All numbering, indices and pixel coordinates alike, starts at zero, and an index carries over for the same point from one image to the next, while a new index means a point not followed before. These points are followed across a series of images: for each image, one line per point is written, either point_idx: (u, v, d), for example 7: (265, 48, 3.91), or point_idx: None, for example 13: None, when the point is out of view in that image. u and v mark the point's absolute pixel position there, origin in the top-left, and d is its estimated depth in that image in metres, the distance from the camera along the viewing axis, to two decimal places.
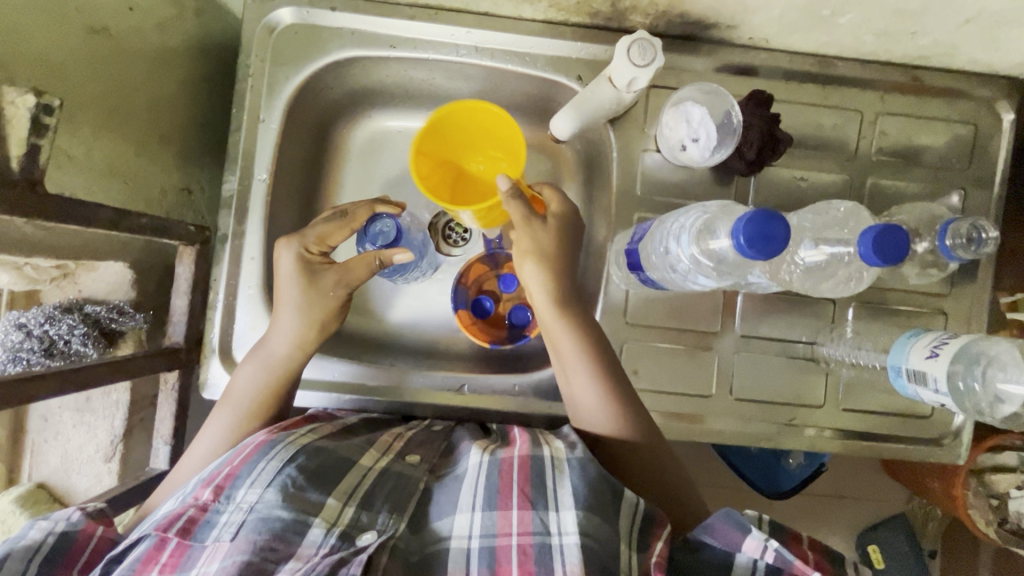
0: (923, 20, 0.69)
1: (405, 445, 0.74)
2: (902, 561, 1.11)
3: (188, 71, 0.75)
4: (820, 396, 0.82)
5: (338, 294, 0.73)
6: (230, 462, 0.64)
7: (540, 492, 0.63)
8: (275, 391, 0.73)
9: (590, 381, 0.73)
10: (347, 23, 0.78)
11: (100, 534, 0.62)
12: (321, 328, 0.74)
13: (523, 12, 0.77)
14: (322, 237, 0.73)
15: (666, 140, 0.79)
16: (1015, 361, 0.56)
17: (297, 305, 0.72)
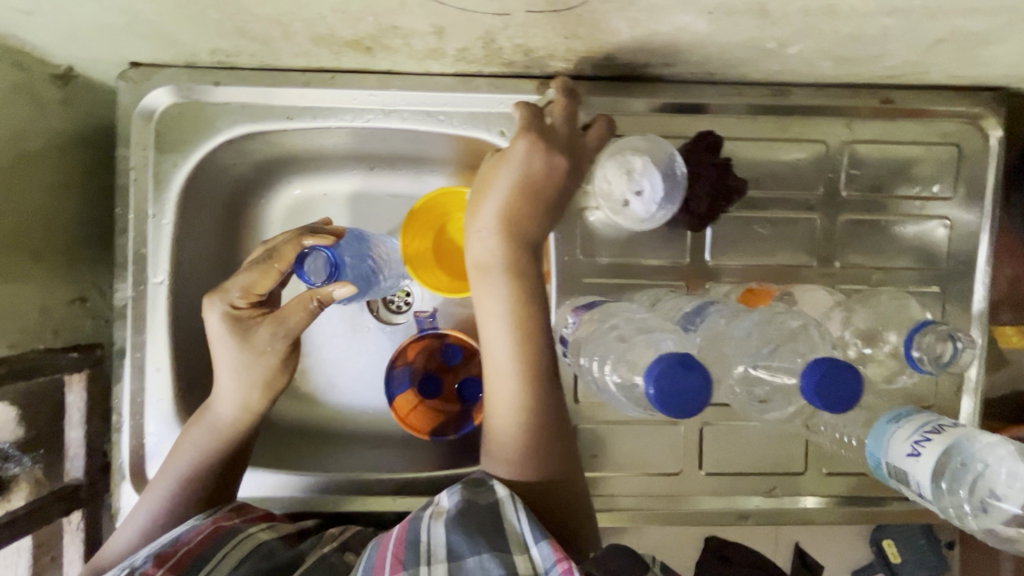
0: (887, 43, 0.59)
1: (351, 537, 0.65)
2: (921, 557, 0.82)
3: (57, 171, 0.67)
4: (801, 461, 0.74)
5: (279, 347, 0.66)
6: (191, 541, 0.59)
7: (412, 550, 0.53)
8: (221, 462, 0.67)
9: (516, 393, 0.62)
10: (234, 96, 0.69)
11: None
12: (268, 392, 0.68)
13: (429, 67, 0.67)
14: (250, 288, 0.65)
15: (607, 196, 0.69)
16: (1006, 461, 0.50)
17: (235, 368, 0.66)
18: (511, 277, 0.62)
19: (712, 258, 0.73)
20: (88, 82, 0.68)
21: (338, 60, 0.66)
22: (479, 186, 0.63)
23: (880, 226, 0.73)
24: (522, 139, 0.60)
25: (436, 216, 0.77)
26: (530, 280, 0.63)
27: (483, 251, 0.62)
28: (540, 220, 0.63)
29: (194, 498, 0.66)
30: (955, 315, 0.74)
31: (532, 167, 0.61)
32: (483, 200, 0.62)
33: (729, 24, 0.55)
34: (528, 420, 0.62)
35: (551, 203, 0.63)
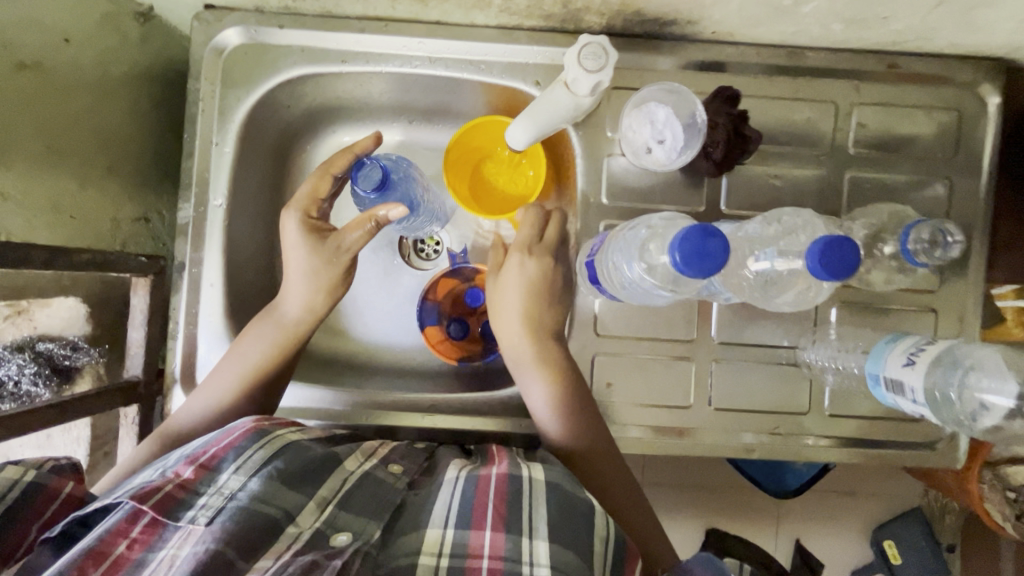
0: (892, 4, 0.65)
1: (388, 453, 0.70)
2: (920, 556, 1.01)
3: (136, 98, 0.74)
4: (805, 402, 0.79)
5: (341, 261, 0.73)
6: (216, 445, 0.61)
7: (517, 517, 0.59)
8: (279, 358, 0.73)
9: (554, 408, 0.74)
10: (296, 40, 0.76)
11: (70, 489, 0.56)
12: (328, 296, 0.74)
13: (474, 19, 0.74)
14: (315, 193, 0.73)
15: (630, 143, 0.76)
16: (998, 367, 0.53)
17: (304, 270, 0.73)
18: (529, 327, 0.76)
19: (727, 207, 0.78)
20: (165, 22, 0.75)
21: (393, 7, 0.73)
22: (494, 302, 0.80)
23: (885, 184, 0.79)
24: (519, 250, 0.78)
25: (469, 154, 0.84)
26: (549, 327, 0.77)
27: (512, 341, 0.77)
28: (551, 296, 0.78)
29: (255, 378, 0.72)
30: (955, 272, 0.79)
31: (535, 259, 0.78)
32: (497, 303, 0.79)
33: None
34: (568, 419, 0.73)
35: (561, 286, 0.78)
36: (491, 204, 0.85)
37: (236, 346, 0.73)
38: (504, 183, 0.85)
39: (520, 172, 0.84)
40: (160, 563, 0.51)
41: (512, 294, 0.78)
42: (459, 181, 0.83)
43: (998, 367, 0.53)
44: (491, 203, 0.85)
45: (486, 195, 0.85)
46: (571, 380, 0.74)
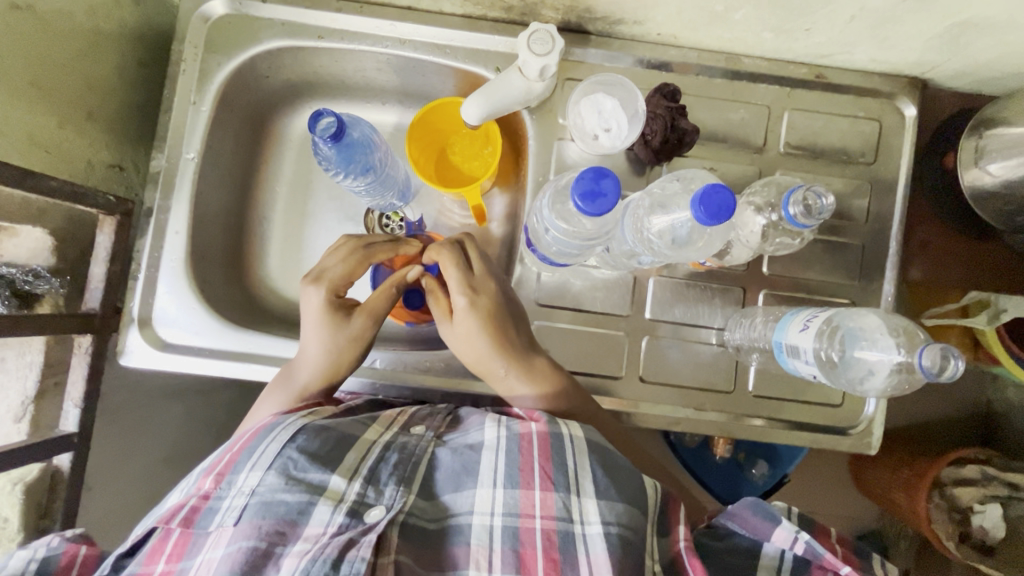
0: (811, 16, 0.73)
1: (407, 418, 0.71)
2: None
3: (122, 54, 0.79)
4: (730, 381, 0.83)
5: (367, 333, 0.77)
6: (228, 451, 0.62)
7: (561, 475, 0.60)
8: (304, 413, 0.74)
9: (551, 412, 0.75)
10: (278, 14, 0.83)
11: (84, 552, 0.63)
12: (354, 356, 0.77)
13: (442, 6, 0.81)
14: (350, 273, 0.77)
15: (579, 129, 0.82)
16: (878, 329, 0.60)
17: (324, 347, 0.75)
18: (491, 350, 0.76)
19: None
20: None
21: None
22: (459, 346, 0.79)
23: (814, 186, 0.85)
24: (461, 291, 0.76)
25: (434, 136, 0.90)
26: (507, 337, 0.76)
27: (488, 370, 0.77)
28: (504, 319, 0.77)
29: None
30: (876, 270, 0.85)
31: (476, 304, 0.76)
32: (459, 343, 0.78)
33: None
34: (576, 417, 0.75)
35: (506, 301, 0.78)
36: (449, 182, 0.91)
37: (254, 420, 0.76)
38: (460, 163, 0.92)
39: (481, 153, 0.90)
40: (199, 569, 0.55)
41: (466, 332, 0.77)
42: (420, 159, 0.88)
43: (883, 333, 0.59)
44: (449, 181, 0.91)
45: (443, 173, 0.91)
46: (554, 382, 0.76)
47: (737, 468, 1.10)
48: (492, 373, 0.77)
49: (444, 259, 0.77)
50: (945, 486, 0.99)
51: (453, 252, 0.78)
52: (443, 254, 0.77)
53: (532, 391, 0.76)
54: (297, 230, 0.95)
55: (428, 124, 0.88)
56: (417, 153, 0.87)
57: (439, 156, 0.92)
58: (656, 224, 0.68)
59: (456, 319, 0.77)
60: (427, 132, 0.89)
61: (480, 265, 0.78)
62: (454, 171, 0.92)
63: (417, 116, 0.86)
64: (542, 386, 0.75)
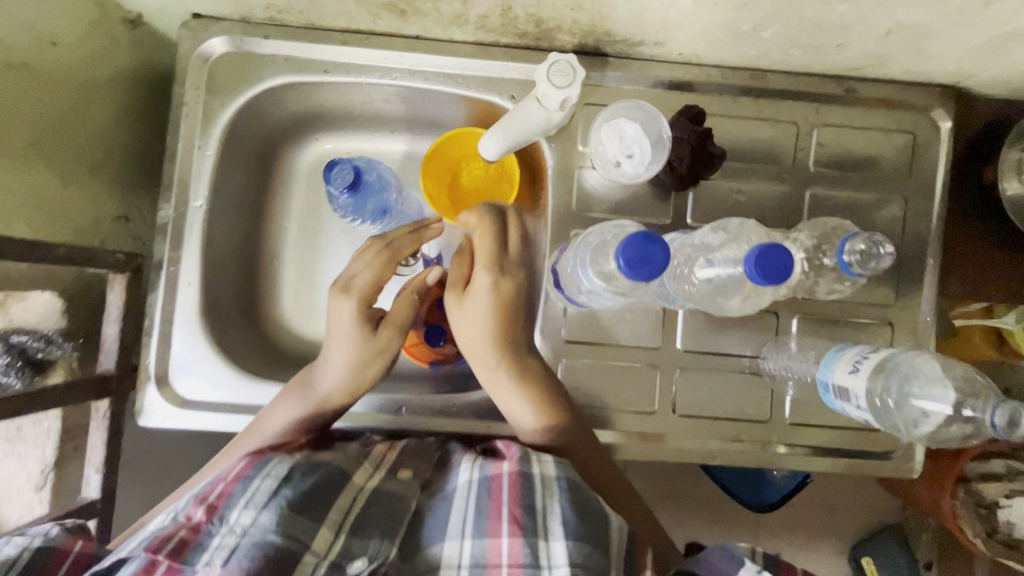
0: (846, 33, 0.69)
1: (397, 457, 0.71)
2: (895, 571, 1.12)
3: (121, 101, 0.76)
4: (767, 410, 0.81)
5: (393, 345, 0.77)
6: (223, 480, 0.62)
7: (529, 517, 0.59)
8: (310, 426, 0.75)
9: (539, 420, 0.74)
10: (280, 50, 0.79)
11: (80, 548, 0.60)
12: (377, 368, 0.77)
13: (452, 34, 0.78)
14: (378, 279, 0.76)
15: (601, 156, 0.78)
16: (937, 378, 0.57)
17: (348, 357, 0.75)
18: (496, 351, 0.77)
19: (692, 219, 0.81)
20: (154, 28, 0.78)
21: (374, 21, 0.76)
22: (466, 339, 0.78)
23: (846, 203, 0.82)
24: (483, 270, 0.77)
25: (446, 166, 0.87)
26: (516, 342, 0.77)
27: (487, 376, 0.77)
28: (516, 316, 0.78)
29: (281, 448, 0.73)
30: (911, 286, 0.82)
31: (499, 291, 0.77)
32: (464, 327, 0.78)
33: (708, 3, 0.65)
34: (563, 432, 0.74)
35: (524, 300, 0.79)
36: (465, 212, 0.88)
37: (263, 416, 0.74)
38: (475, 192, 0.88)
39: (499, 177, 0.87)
40: None
41: (481, 318, 0.77)
42: (434, 189, 0.85)
43: (941, 384, 0.56)
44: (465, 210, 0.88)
45: (459, 203, 0.88)
46: (553, 393, 0.75)
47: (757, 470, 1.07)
48: (491, 375, 0.77)
49: (483, 226, 0.77)
50: None
51: (491, 225, 0.77)
52: (482, 217, 0.77)
53: (526, 400, 0.74)
54: (311, 267, 0.92)
55: (442, 153, 0.85)
56: (430, 183, 0.85)
57: (454, 185, 0.88)
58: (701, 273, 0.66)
59: (476, 299, 0.77)
60: (441, 161, 0.86)
61: (518, 245, 0.79)
62: (470, 200, 0.88)
63: (430, 146, 0.83)
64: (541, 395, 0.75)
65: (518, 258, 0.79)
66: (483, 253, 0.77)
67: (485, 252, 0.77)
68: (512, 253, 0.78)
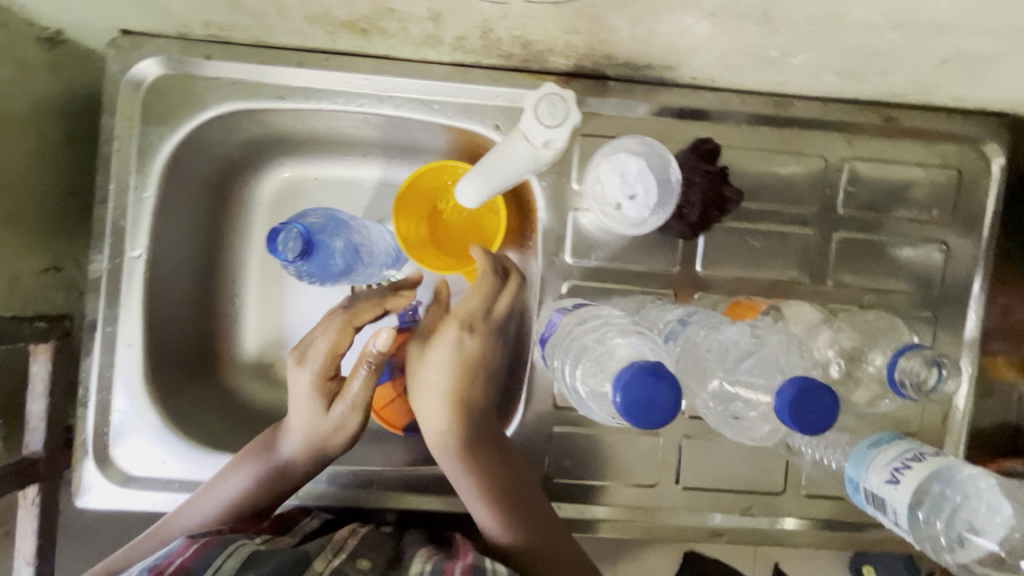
0: (892, 61, 0.58)
1: (358, 545, 0.65)
2: None
3: (36, 137, 0.64)
4: (780, 481, 0.72)
5: (351, 419, 0.67)
6: (184, 555, 0.57)
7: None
8: (258, 493, 0.67)
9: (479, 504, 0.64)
10: (225, 72, 0.68)
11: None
12: (340, 441, 0.68)
13: (426, 55, 0.66)
14: (337, 347, 0.67)
15: (599, 197, 0.68)
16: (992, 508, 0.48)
17: (308, 423, 0.67)
18: (460, 388, 0.66)
19: (702, 267, 0.71)
20: (74, 47, 0.66)
21: (333, 41, 0.64)
22: (419, 385, 0.68)
23: (876, 247, 0.72)
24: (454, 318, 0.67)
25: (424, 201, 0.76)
26: (479, 388, 0.67)
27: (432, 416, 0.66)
28: (480, 381, 0.67)
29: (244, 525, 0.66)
30: (946, 341, 0.73)
31: (467, 350, 0.66)
32: (428, 397, 0.66)
33: (731, 28, 0.54)
34: (495, 497, 0.64)
35: (493, 366, 0.68)
36: (446, 250, 0.77)
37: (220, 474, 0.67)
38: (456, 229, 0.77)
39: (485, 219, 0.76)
40: None
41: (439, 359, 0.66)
42: (409, 230, 0.75)
43: (999, 520, 0.48)
44: (447, 248, 0.77)
45: (440, 241, 0.78)
46: (495, 453, 0.65)
47: None
48: (432, 405, 0.66)
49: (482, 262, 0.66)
50: None
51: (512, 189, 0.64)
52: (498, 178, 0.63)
53: (460, 460, 0.64)
54: (275, 313, 0.81)
55: (416, 188, 0.74)
56: (404, 225, 0.74)
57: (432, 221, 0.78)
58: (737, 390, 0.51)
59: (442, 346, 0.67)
60: (414, 197, 0.75)
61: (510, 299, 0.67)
62: (450, 237, 0.78)
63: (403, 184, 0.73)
64: (480, 451, 0.65)
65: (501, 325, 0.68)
66: (462, 311, 0.66)
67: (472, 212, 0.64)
68: (505, 298, 0.67)
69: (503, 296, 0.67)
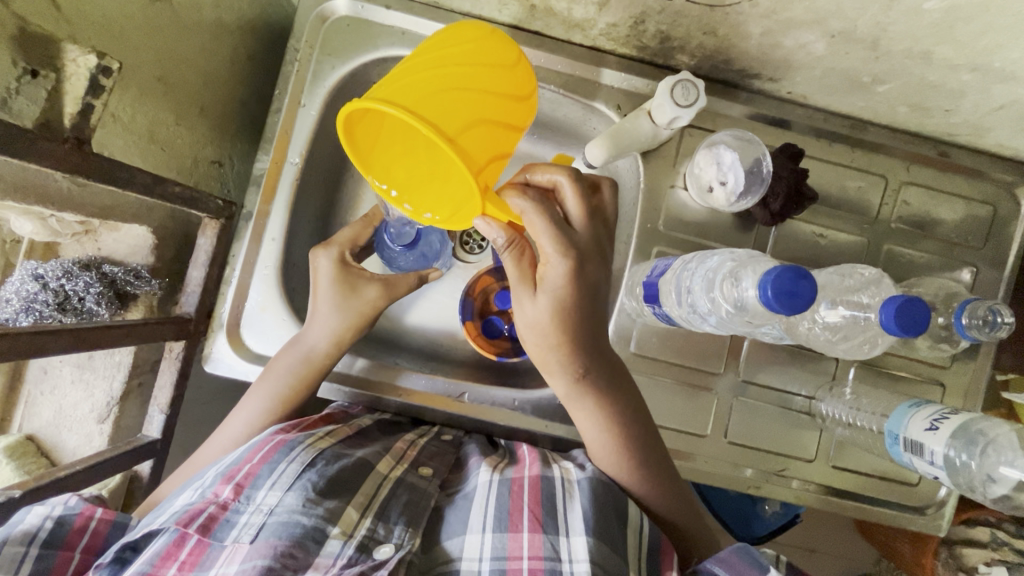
0: (959, 100, 0.71)
1: (417, 455, 0.69)
2: None
3: (235, 49, 0.75)
4: (812, 450, 0.83)
5: (370, 295, 0.73)
6: (251, 459, 0.59)
7: (551, 517, 0.58)
8: (295, 392, 0.71)
9: (597, 430, 0.67)
10: (398, 22, 0.79)
11: (99, 517, 0.58)
12: (356, 329, 0.72)
13: (572, 36, 0.78)
14: (358, 238, 0.75)
15: (696, 178, 0.80)
16: (1011, 445, 0.58)
17: (334, 304, 0.72)
18: (565, 320, 0.63)
19: (772, 253, 0.82)
20: None
21: (500, 11, 0.76)
22: (523, 319, 0.64)
23: (920, 261, 0.84)
24: (560, 255, 0.59)
25: (416, 168, 0.58)
26: (581, 315, 0.63)
27: (542, 352, 0.65)
28: (587, 307, 0.63)
29: (281, 409, 0.70)
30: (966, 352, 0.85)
31: (571, 282, 0.61)
32: (533, 329, 0.64)
33: (843, 50, 0.66)
34: (610, 425, 0.67)
35: (595, 288, 0.63)
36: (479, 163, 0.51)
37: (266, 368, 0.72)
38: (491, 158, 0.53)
39: (471, 100, 0.50)
40: None
41: (556, 303, 0.62)
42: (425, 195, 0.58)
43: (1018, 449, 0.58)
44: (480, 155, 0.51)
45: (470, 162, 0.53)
46: (601, 379, 0.66)
47: (751, 503, 1.06)
48: (536, 331, 0.64)
49: (535, 225, 0.59)
50: (954, 542, 0.92)
51: (540, 225, 0.58)
52: (524, 206, 0.57)
53: (575, 383, 0.66)
54: None
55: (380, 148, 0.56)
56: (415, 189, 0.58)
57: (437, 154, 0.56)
58: (825, 317, 0.67)
59: (531, 299, 0.63)
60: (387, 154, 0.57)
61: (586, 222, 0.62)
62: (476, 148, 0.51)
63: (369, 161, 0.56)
64: (589, 377, 0.66)
65: (592, 237, 0.63)
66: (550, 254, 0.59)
67: (543, 233, 0.59)
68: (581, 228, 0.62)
69: (573, 211, 0.61)
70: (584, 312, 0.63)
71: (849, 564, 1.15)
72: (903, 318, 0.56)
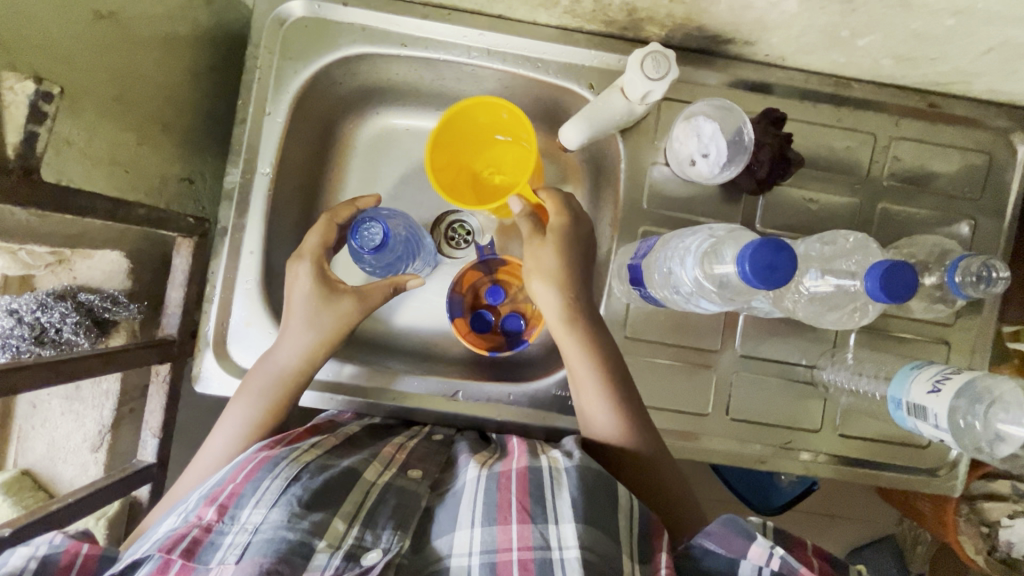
0: (943, 47, 0.68)
1: (407, 458, 0.68)
2: None
3: (194, 62, 0.73)
4: (818, 420, 0.81)
5: (345, 306, 0.72)
6: (234, 479, 0.58)
7: (539, 506, 0.57)
8: (272, 409, 0.70)
9: (585, 371, 0.70)
10: (358, 18, 0.76)
11: (86, 553, 0.55)
12: (331, 343, 0.72)
13: (538, 17, 0.76)
14: (327, 240, 0.73)
15: (675, 154, 0.77)
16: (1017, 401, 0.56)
17: (307, 318, 0.71)
18: (561, 261, 0.72)
19: (761, 223, 0.80)
20: None
21: None
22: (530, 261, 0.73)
23: (916, 218, 0.81)
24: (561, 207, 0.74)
25: None
26: (576, 260, 0.72)
27: (544, 292, 0.72)
28: (580, 256, 0.73)
29: (260, 425, 0.70)
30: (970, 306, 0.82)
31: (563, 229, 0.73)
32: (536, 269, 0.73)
33: (816, 5, 0.64)
34: (599, 366, 0.70)
35: (587, 242, 0.74)
36: None
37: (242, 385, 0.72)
38: None
39: None
40: None
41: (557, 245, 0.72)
42: None
43: None
44: None
45: None
46: (591, 322, 0.71)
47: (766, 475, 1.04)
48: (539, 268, 0.72)
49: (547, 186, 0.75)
50: (974, 499, 0.90)
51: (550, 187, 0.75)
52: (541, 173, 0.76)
53: (568, 321, 0.71)
54: None
55: None
56: None
57: None
58: (813, 286, 0.66)
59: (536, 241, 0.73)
60: None
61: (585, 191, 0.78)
62: None
63: None
64: (579, 315, 0.71)
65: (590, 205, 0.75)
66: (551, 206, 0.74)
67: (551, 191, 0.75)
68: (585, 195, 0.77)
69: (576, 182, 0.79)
70: (579, 256, 0.73)
71: (868, 528, 1.14)
72: (889, 282, 0.54)
